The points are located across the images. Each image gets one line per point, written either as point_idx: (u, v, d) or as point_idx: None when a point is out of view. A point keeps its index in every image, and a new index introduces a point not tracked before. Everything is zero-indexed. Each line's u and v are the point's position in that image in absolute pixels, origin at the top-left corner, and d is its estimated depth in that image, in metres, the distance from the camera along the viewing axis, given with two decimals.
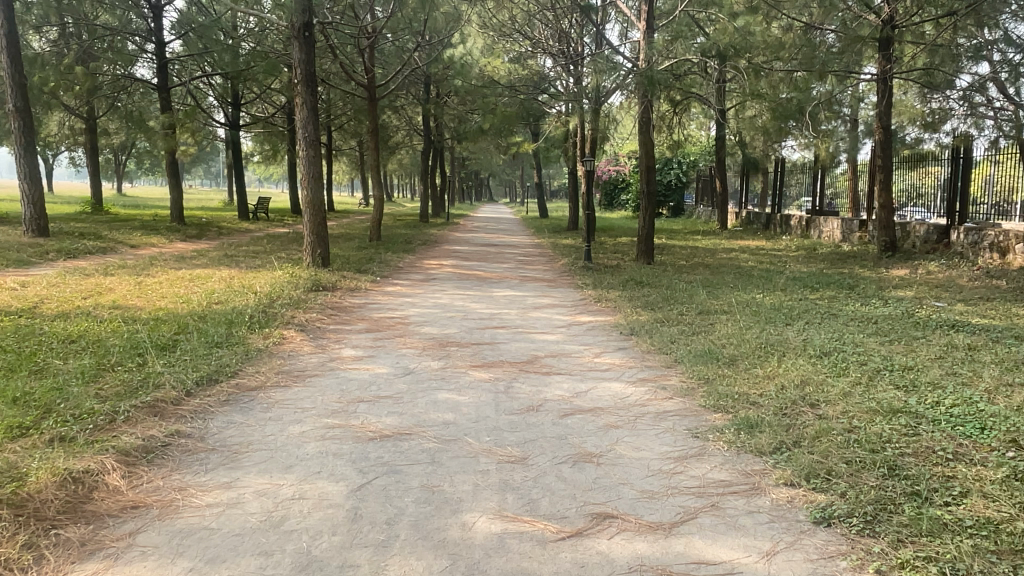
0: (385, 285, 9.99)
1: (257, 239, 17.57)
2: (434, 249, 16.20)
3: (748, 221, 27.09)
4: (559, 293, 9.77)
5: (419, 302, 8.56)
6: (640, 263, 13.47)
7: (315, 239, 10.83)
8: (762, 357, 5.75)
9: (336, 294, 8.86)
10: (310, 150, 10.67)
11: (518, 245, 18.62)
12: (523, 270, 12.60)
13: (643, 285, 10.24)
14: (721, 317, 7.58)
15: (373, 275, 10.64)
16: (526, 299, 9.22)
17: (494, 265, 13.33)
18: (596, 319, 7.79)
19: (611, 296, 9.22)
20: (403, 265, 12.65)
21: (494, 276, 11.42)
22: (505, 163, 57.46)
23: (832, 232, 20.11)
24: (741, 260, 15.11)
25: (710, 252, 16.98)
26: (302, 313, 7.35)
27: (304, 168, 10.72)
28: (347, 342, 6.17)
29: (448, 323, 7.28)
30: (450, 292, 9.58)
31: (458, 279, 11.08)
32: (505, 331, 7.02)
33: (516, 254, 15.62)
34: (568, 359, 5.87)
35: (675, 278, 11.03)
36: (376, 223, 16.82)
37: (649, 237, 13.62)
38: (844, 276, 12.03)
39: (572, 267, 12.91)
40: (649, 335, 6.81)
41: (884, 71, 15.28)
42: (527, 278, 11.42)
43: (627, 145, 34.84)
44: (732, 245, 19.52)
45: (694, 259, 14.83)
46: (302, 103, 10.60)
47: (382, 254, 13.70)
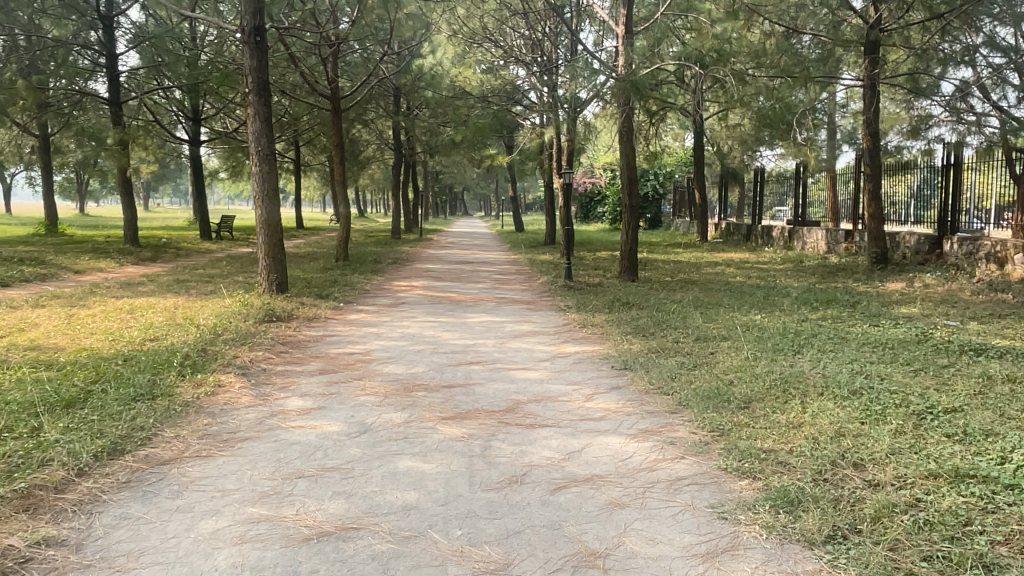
0: (349, 313, 9.06)
1: (216, 260, 16.55)
2: (405, 269, 15.29)
3: (728, 232, 26.58)
4: (540, 317, 8.91)
5: (384, 333, 7.64)
6: (624, 281, 12.70)
7: (271, 262, 9.89)
8: (781, 398, 4.93)
9: (290, 325, 7.93)
10: (264, 166, 9.76)
11: (494, 262, 17.80)
12: (500, 291, 11.72)
13: (631, 306, 9.42)
14: (722, 346, 6.78)
15: (335, 302, 9.70)
16: (504, 326, 8.34)
17: (469, 285, 12.43)
18: (583, 350, 6.93)
19: (597, 321, 8.39)
20: (370, 287, 11.72)
21: (469, 299, 10.55)
22: (478, 176, 56.59)
23: (816, 243, 19.59)
24: (728, 274, 14.42)
25: (695, 266, 16.29)
26: (247, 351, 6.41)
27: (258, 186, 9.80)
28: (293, 389, 5.24)
29: (416, 359, 6.38)
30: (420, 319, 8.69)
31: (429, 303, 10.17)
32: (482, 367, 6.13)
33: (492, 273, 14.79)
34: (556, 405, 4.99)
35: (664, 298, 10.25)
36: (343, 241, 15.86)
37: (633, 253, 12.86)
38: (839, 291, 11.34)
39: (552, 286, 12.07)
40: (646, 371, 5.96)
41: (871, 76, 14.72)
42: (505, 300, 10.56)
43: (602, 157, 34.23)
44: (716, 258, 18.87)
45: (679, 275, 14.11)
46: (253, 114, 9.70)
47: (348, 276, 12.77)
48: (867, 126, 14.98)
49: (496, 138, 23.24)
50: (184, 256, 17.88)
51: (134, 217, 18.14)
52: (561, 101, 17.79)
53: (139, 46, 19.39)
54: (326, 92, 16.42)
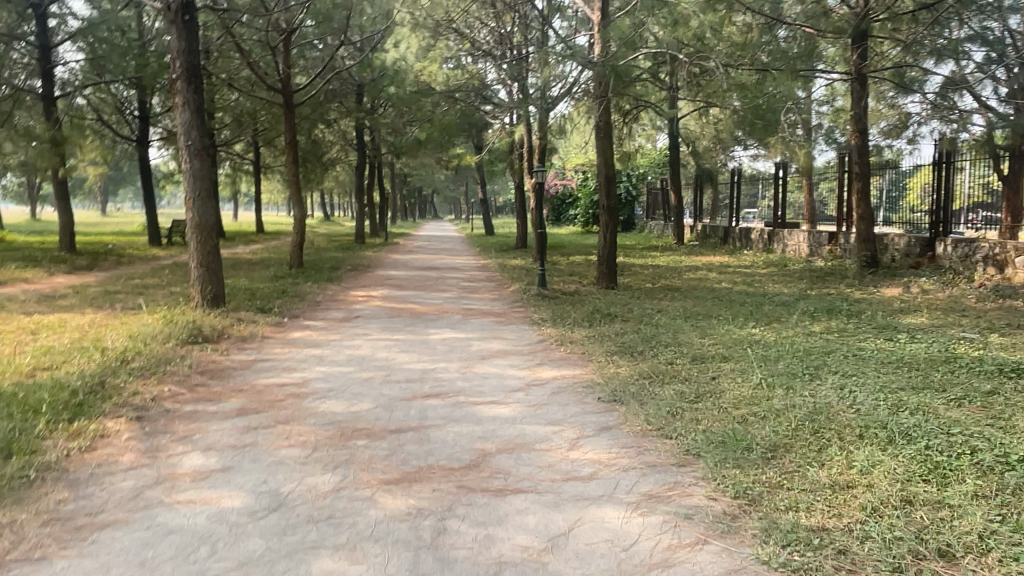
0: (292, 330, 7.89)
1: (160, 268, 15.23)
2: (365, 276, 14.11)
3: (704, 234, 25.80)
4: (511, 333, 7.84)
5: (327, 356, 6.50)
6: (602, 288, 11.71)
7: (205, 272, 8.65)
8: (814, 445, 3.92)
9: (218, 346, 6.76)
10: (195, 163, 8.53)
11: (462, 268, 16.73)
12: (467, 301, 10.62)
13: (612, 319, 8.43)
14: (726, 369, 5.77)
15: (278, 317, 8.52)
16: (470, 343, 7.25)
17: (433, 295, 11.28)
18: (563, 376, 5.85)
19: (576, 337, 7.35)
20: (322, 299, 10.54)
21: (432, 311, 9.44)
22: (447, 178, 55.40)
23: (798, 246, 18.88)
24: (713, 279, 13.54)
25: (675, 271, 15.40)
26: (152, 384, 5.24)
27: (189, 185, 8.56)
28: (195, 440, 4.09)
29: (360, 392, 5.25)
30: (373, 337, 7.57)
31: (386, 316, 9.03)
32: (441, 401, 5.03)
33: (459, 280, 13.72)
34: (533, 456, 3.92)
35: (648, 308, 9.26)
36: (298, 247, 14.64)
37: (611, 258, 11.87)
38: (835, 298, 10.48)
39: (524, 295, 10.99)
40: (640, 403, 4.93)
41: (859, 69, 13.96)
42: (472, 312, 9.46)
43: (574, 157, 33.31)
44: (696, 262, 18.02)
45: (659, 281, 13.20)
46: (182, 104, 8.46)
47: (299, 286, 11.57)
48: (855, 121, 14.19)
49: (463, 137, 22.16)
50: (125, 264, 16.50)
51: (70, 222, 16.68)
52: (531, 97, 16.79)
53: (78, 40, 17.97)
54: (276, 85, 15.18)
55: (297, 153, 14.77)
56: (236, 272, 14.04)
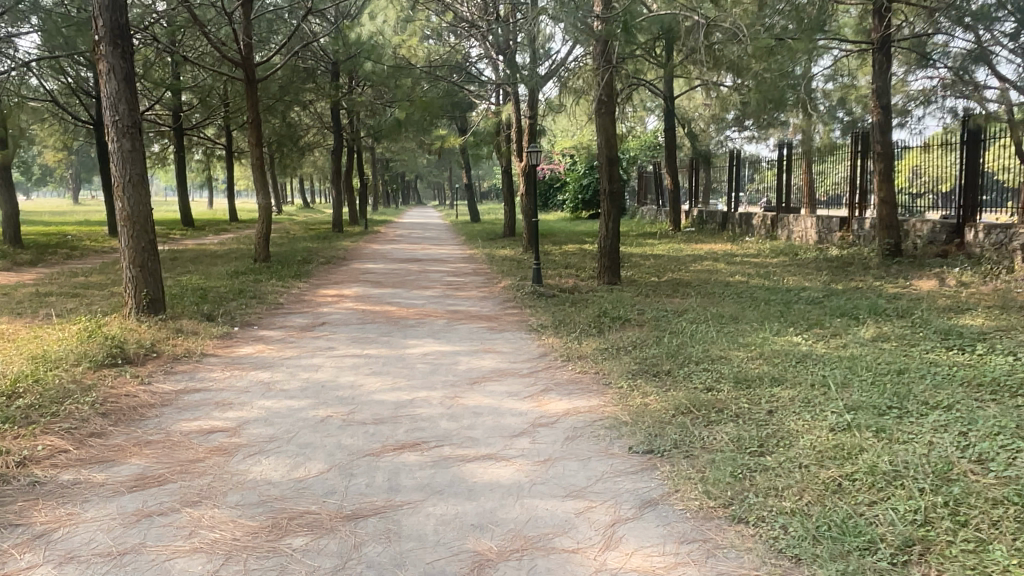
0: (241, 343, 6.53)
1: (113, 263, 13.73)
2: (340, 271, 12.72)
3: (700, 221, 24.46)
4: (505, 345, 6.52)
5: (278, 383, 5.17)
6: (603, 283, 10.43)
7: (140, 272, 7.24)
8: (970, 542, 2.67)
9: (141, 371, 5.39)
10: (125, 142, 7.09)
11: (447, 260, 15.40)
12: (453, 301, 9.28)
13: (625, 326, 7.16)
14: (786, 403, 4.54)
15: (228, 326, 7.16)
16: (456, 360, 5.94)
17: (413, 294, 9.92)
18: (576, 411, 4.57)
19: (585, 351, 6.07)
20: (286, 300, 9.16)
21: (411, 315, 8.11)
22: (431, 161, 53.67)
23: (805, 233, 17.71)
24: (723, 272, 12.32)
25: (679, 261, 14.13)
26: (29, 438, 3.87)
27: (117, 170, 7.11)
28: (53, 548, 2.76)
29: (312, 442, 3.94)
30: (339, 352, 6.23)
31: (357, 323, 7.69)
32: (418, 456, 3.73)
33: (442, 275, 12.40)
34: (556, 566, 2.64)
35: (662, 312, 7.99)
36: (264, 238, 13.24)
37: (614, 251, 10.57)
38: (868, 295, 9.28)
39: (517, 293, 9.66)
40: (691, 458, 3.67)
41: (881, 35, 12.64)
42: (458, 316, 8.14)
43: (562, 140, 31.83)
44: (699, 251, 16.77)
45: (664, 273, 11.99)
46: (106, 70, 6.99)
47: (261, 285, 10.19)
48: (877, 96, 13.01)
49: (447, 118, 20.69)
50: (76, 258, 14.98)
51: (14, 213, 15.07)
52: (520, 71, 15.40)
53: None
54: (236, 59, 13.65)
55: (261, 133, 13.28)
56: (195, 268, 12.60)
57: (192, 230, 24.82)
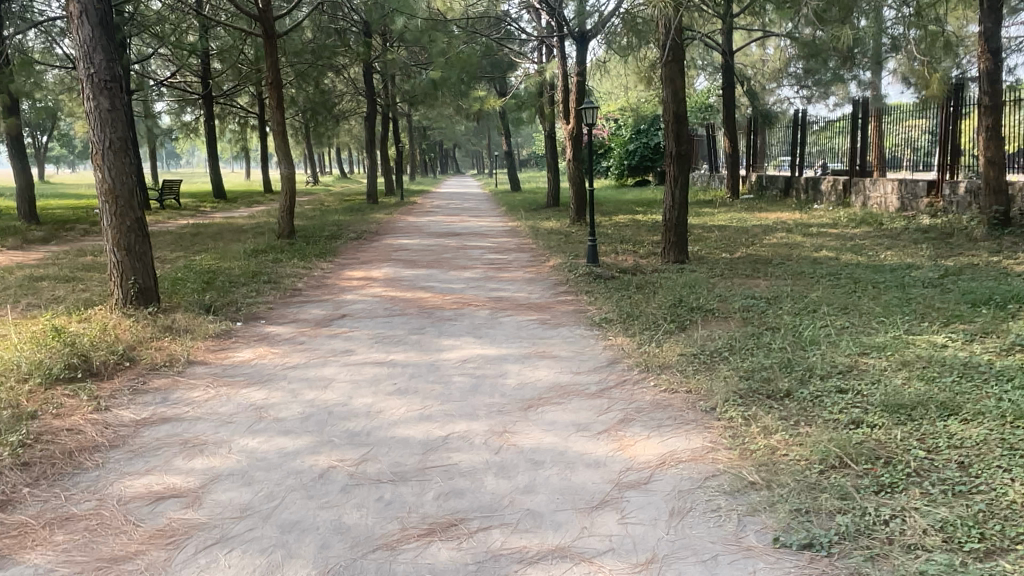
0: (241, 344, 5.34)
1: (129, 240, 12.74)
2: (370, 247, 11.52)
3: (760, 187, 22.68)
4: (563, 348, 5.21)
5: (273, 408, 3.94)
6: (669, 261, 9.02)
7: (125, 256, 6.05)
8: None
9: (103, 390, 4.20)
10: (103, 101, 5.81)
11: (487, 233, 14.10)
12: (496, 285, 7.98)
13: (710, 321, 5.80)
14: (983, 451, 3.16)
15: (230, 321, 5.98)
16: (503, 372, 4.66)
17: (450, 276, 8.65)
18: (677, 459, 3.25)
19: (669, 358, 4.74)
20: (304, 284, 7.98)
21: (446, 304, 6.85)
22: (470, 128, 52.09)
23: (884, 199, 15.93)
24: (801, 245, 10.77)
25: (748, 233, 12.57)
26: None
27: (95, 134, 5.85)
28: None
29: (300, 519, 2.69)
30: (359, 357, 4.99)
31: (384, 314, 6.45)
32: (454, 553, 2.46)
33: (483, 251, 11.11)
34: None
35: (750, 300, 6.58)
36: (288, 212, 12.10)
37: (681, 224, 9.06)
38: (993, 274, 7.71)
39: (569, 275, 8.32)
40: (880, 567, 2.34)
41: None
42: (503, 305, 6.84)
43: (607, 102, 30.02)
44: (766, 220, 15.14)
45: (735, 248, 10.49)
46: (77, 12, 5.69)
47: (280, 266, 9.03)
48: (985, 39, 11.08)
49: (485, 79, 19.22)
50: (94, 234, 14.03)
51: (28, 186, 14.06)
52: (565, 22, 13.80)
53: None
54: (252, 13, 12.35)
55: (282, 96, 12.03)
56: (213, 246, 11.52)
57: (224, 203, 23.94)
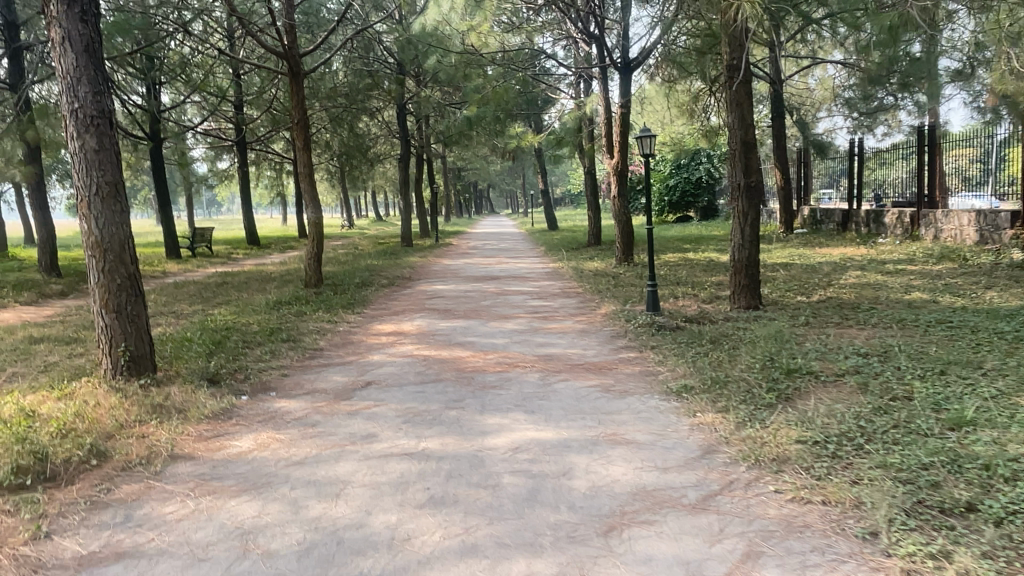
0: (243, 426, 4.37)
1: (150, 291, 12.06)
2: (403, 296, 10.63)
3: (815, 222, 21.43)
4: (640, 430, 4.12)
5: (264, 534, 2.92)
6: (742, 309, 7.90)
7: (115, 319, 5.16)
8: None
9: (51, 504, 3.22)
10: (89, 139, 5.00)
11: (529, 277, 13.12)
12: (545, 339, 6.96)
13: (816, 390, 4.69)
14: None
15: (235, 395, 5.03)
16: (568, 468, 3.58)
17: (491, 329, 7.65)
18: None
19: (784, 448, 3.64)
20: (327, 342, 7.06)
21: (489, 366, 5.82)
22: (504, 168, 51.65)
23: (960, 232, 14.61)
24: (884, 285, 9.55)
25: (816, 272, 11.39)
26: None
27: (80, 178, 5.02)
28: None
29: None
30: (383, 446, 3.96)
31: (416, 380, 5.45)
32: None
33: (526, 297, 10.11)
34: None
35: (855, 358, 5.45)
36: (315, 258, 11.29)
37: (753, 264, 7.94)
38: None
39: (628, 326, 7.26)
40: None
41: None
42: (555, 366, 5.79)
43: None
44: (830, 257, 13.91)
45: (810, 290, 9.33)
46: (60, 39, 4.91)
47: (303, 320, 8.15)
48: None
49: (522, 116, 18.48)
50: None
51: (49, 238, 13.47)
52: None
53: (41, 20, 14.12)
54: (278, 51, 11.72)
55: (309, 135, 11.32)
56: (235, 297, 10.71)
57: (258, 249, 23.49)
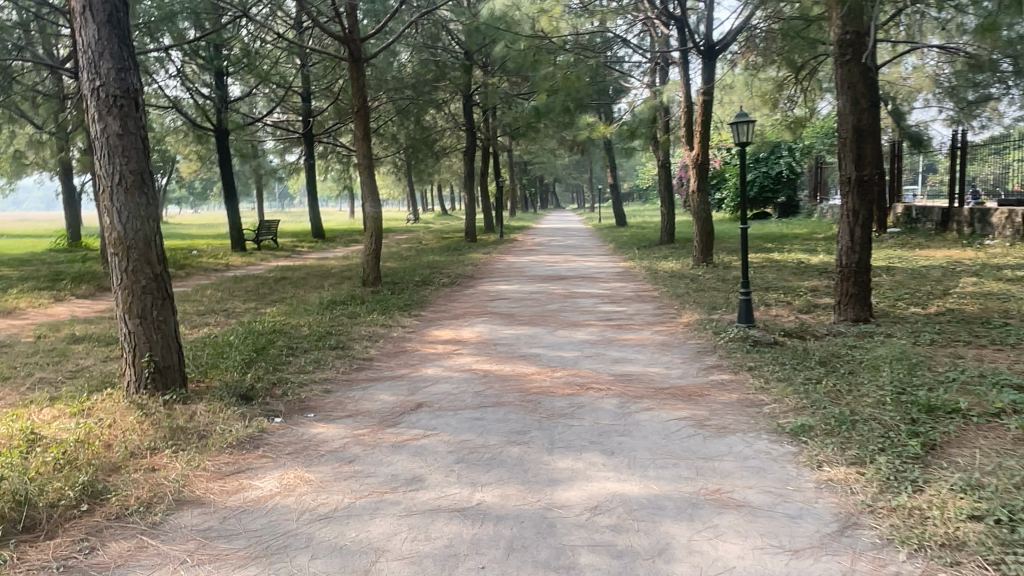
0: (270, 460, 3.70)
1: (208, 287, 11.73)
2: (465, 296, 9.94)
3: (910, 221, 19.79)
4: (753, 489, 3.25)
5: None
6: (851, 321, 6.88)
7: (139, 325, 4.59)
8: None
9: (17, 571, 2.58)
10: (111, 122, 4.43)
11: (599, 277, 12.24)
12: (622, 353, 6.13)
13: (973, 439, 3.72)
14: None
15: (268, 417, 4.38)
16: (664, 543, 2.76)
17: (559, 338, 6.85)
18: None
19: (957, 531, 2.73)
20: (378, 350, 6.40)
21: (558, 387, 5.01)
22: (570, 162, 50.73)
23: None
24: (1011, 296, 8.32)
25: (925, 278, 10.14)
26: None
27: (102, 166, 4.46)
28: None
29: None
30: (431, 496, 3.22)
31: (474, 402, 4.71)
32: None
33: (596, 301, 9.27)
34: None
35: (1011, 391, 4.42)
36: (374, 255, 10.72)
37: (864, 270, 6.91)
38: None
39: (717, 340, 6.35)
40: None
41: None
42: (635, 389, 4.95)
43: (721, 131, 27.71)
44: (936, 260, 12.56)
45: (925, 300, 8.18)
46: (80, 10, 4.35)
47: (355, 324, 7.52)
48: None
49: (593, 107, 17.55)
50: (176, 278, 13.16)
51: None
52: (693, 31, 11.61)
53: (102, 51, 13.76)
54: (339, 35, 11.18)
55: (369, 124, 10.74)
56: (290, 295, 10.23)
57: (322, 243, 23.29)
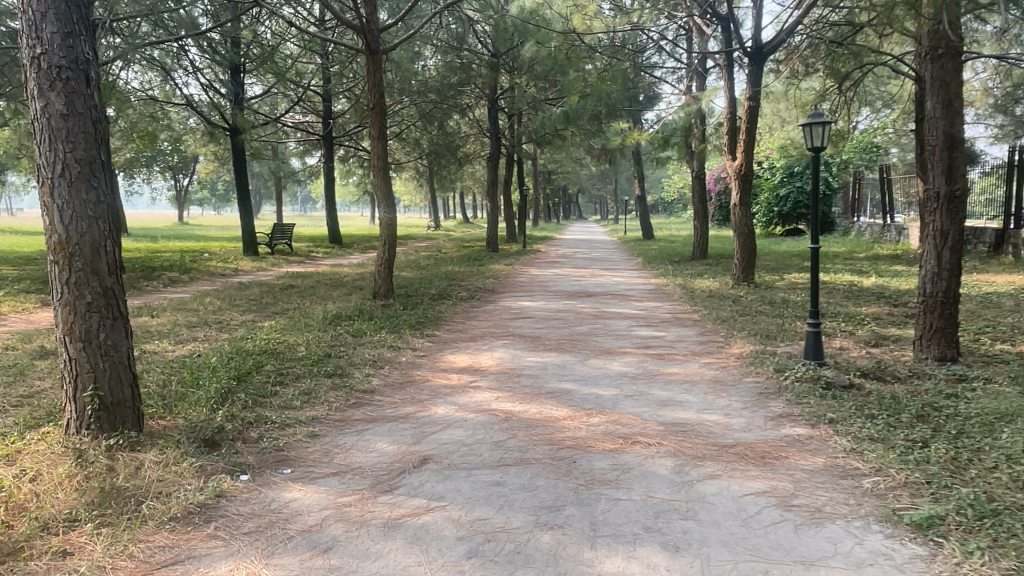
0: (220, 544, 2.78)
1: (209, 294, 10.94)
2: (485, 313, 9.03)
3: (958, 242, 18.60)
4: None
5: None
6: (936, 359, 5.87)
7: (81, 350, 3.71)
8: None
9: None
10: (54, 99, 3.58)
11: (629, 295, 11.27)
12: (669, 393, 5.17)
13: None
14: None
15: (232, 474, 3.48)
16: None
17: (592, 369, 5.91)
18: None
19: None
20: (382, 378, 5.50)
21: (597, 440, 4.06)
22: (595, 173, 49.74)
23: None
24: None
25: (998, 307, 9.06)
26: None
27: (42, 154, 3.61)
28: None
29: None
30: None
31: (493, 458, 3.78)
32: None
33: (631, 324, 8.31)
34: None
35: None
36: (387, 264, 9.86)
37: (953, 300, 5.89)
38: None
39: (782, 380, 5.36)
40: None
41: None
42: (693, 446, 3.99)
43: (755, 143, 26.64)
44: (999, 286, 11.45)
45: (1010, 335, 7.14)
46: None
47: (359, 344, 6.63)
48: None
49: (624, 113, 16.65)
50: (179, 283, 12.40)
51: None
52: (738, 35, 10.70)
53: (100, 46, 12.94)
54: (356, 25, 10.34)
55: (385, 123, 9.90)
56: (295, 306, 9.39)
57: (338, 248, 22.55)
